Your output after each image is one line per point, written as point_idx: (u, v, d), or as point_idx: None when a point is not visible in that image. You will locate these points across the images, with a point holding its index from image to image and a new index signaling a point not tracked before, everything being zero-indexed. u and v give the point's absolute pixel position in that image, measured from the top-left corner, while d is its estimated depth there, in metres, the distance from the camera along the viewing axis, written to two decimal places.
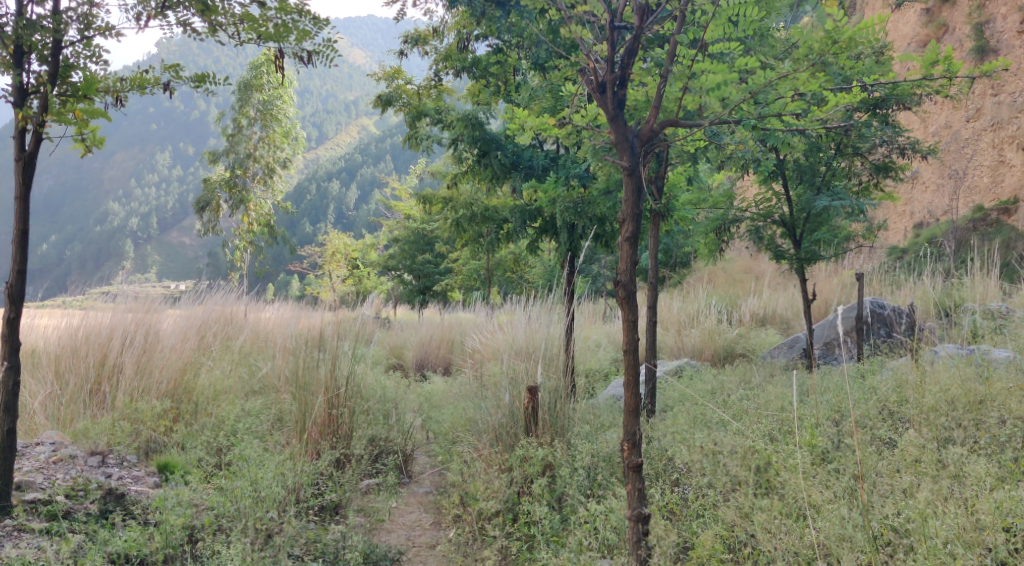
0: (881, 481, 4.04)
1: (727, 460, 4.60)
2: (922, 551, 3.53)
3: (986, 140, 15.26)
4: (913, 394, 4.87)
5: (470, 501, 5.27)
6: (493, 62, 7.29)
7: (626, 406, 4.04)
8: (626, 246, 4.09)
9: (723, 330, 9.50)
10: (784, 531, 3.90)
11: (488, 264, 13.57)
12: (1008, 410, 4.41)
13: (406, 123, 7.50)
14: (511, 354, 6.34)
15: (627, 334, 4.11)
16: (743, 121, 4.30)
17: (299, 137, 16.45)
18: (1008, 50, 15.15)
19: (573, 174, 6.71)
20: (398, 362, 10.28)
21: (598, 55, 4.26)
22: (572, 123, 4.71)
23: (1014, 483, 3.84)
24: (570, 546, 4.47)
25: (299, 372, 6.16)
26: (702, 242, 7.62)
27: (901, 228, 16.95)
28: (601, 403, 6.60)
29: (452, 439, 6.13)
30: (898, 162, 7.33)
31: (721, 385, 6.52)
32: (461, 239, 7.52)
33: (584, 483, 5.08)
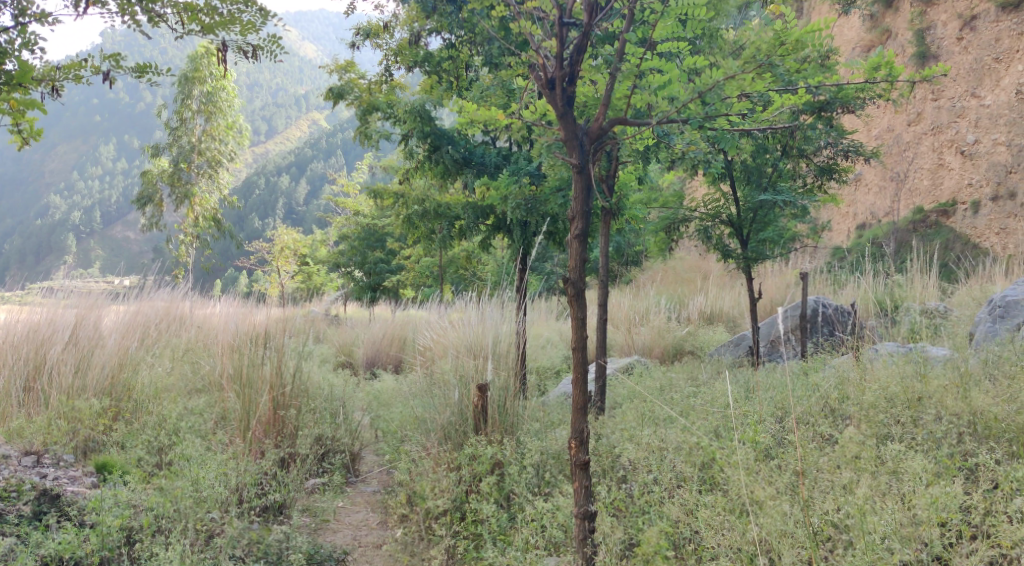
0: (822, 477, 4.08)
1: (673, 457, 4.63)
2: (860, 547, 3.55)
3: (927, 144, 15.65)
4: (854, 392, 4.96)
5: (417, 500, 5.22)
6: (444, 57, 7.21)
7: (574, 404, 4.04)
8: (575, 244, 4.09)
9: (671, 328, 9.60)
10: (727, 527, 3.92)
11: (440, 262, 13.53)
12: (945, 406, 4.46)
13: (357, 117, 7.39)
14: (460, 350, 6.31)
15: (576, 332, 4.11)
16: (691, 121, 4.28)
17: (243, 130, 16.36)
18: (947, 57, 15.59)
19: (525, 172, 6.73)
20: (348, 360, 10.16)
21: (547, 51, 4.21)
22: (522, 119, 4.68)
23: (948, 478, 3.88)
24: (516, 545, 4.43)
25: (243, 370, 6.05)
26: (652, 241, 7.74)
27: (844, 228, 17.34)
28: (551, 400, 6.60)
29: (400, 438, 6.06)
30: (842, 164, 7.47)
31: (670, 382, 6.58)
32: (413, 236, 7.44)
33: (532, 481, 5.07)
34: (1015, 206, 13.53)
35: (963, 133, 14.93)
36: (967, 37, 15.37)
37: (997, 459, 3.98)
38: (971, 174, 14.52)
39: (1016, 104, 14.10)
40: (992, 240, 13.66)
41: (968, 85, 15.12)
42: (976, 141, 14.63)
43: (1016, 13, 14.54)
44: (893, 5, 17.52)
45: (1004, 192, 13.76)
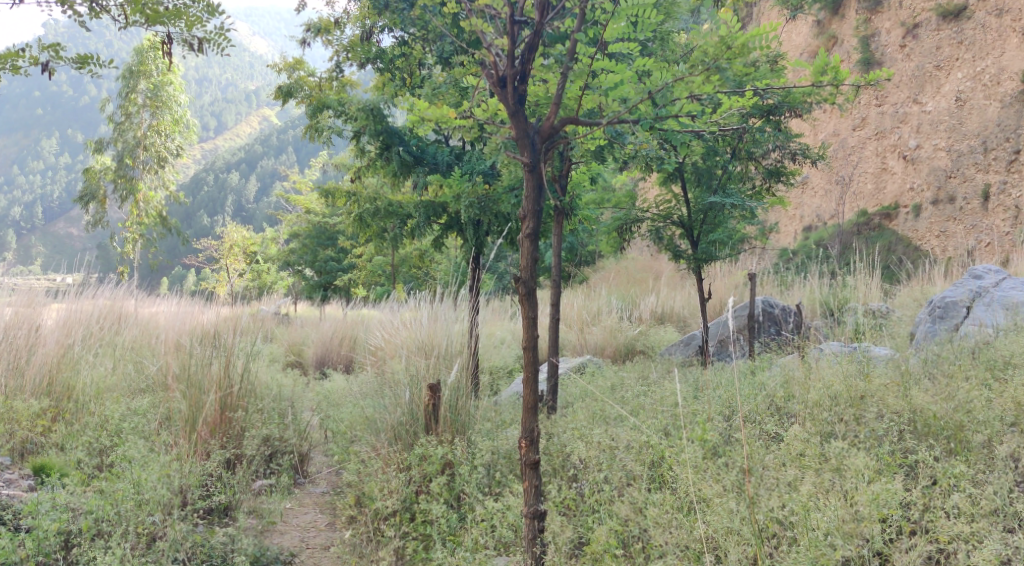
0: (767, 475, 4.12)
1: (623, 456, 4.64)
2: (804, 543, 3.58)
3: (871, 149, 16.04)
4: (799, 390, 5.05)
5: (366, 501, 5.17)
6: (397, 55, 7.13)
7: (525, 403, 4.03)
8: (527, 242, 4.07)
9: (622, 328, 9.69)
10: (674, 525, 3.93)
11: (392, 260, 13.46)
12: (887, 405, 4.53)
13: (307, 114, 7.32)
14: (413, 350, 6.26)
15: (527, 331, 4.10)
16: (641, 122, 4.28)
17: (190, 125, 16.24)
18: (891, 63, 16.00)
19: (478, 170, 6.73)
20: (297, 359, 10.04)
21: (498, 49, 4.18)
22: (473, 117, 4.65)
23: (890, 475, 3.93)
24: (465, 545, 4.41)
25: (188, 369, 5.92)
26: (604, 242, 7.79)
27: (791, 230, 17.69)
28: (503, 400, 6.60)
29: (350, 438, 6.01)
30: (789, 166, 7.62)
31: (621, 381, 6.64)
32: (365, 235, 7.37)
33: (483, 481, 5.06)
34: (954, 209, 13.91)
35: (905, 138, 15.31)
36: (909, 45, 15.78)
37: (936, 456, 4.05)
38: (913, 179, 14.89)
39: (955, 111, 14.50)
40: (932, 242, 14.05)
41: (910, 91, 15.52)
42: (917, 146, 15.01)
43: (955, 21, 14.97)
44: (839, 12, 17.92)
45: (943, 196, 14.14)
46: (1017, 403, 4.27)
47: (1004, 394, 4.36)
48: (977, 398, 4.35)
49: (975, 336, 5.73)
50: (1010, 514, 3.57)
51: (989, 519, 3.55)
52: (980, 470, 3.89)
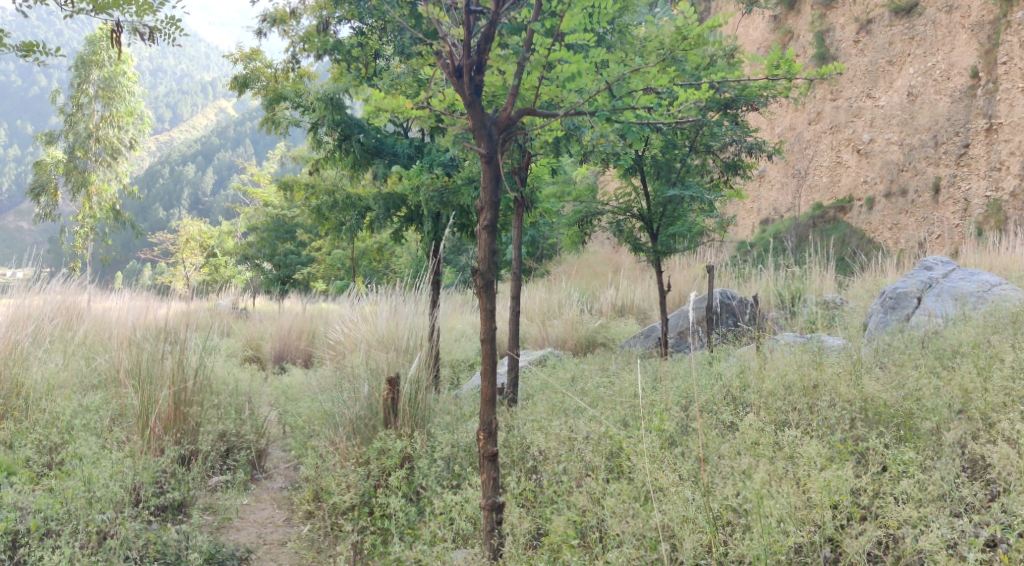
0: (723, 463, 4.15)
1: (581, 447, 4.65)
2: (757, 531, 3.61)
3: (826, 143, 16.30)
4: (754, 380, 5.12)
5: (324, 496, 5.12)
6: (354, 45, 7.05)
7: (483, 396, 4.02)
8: (483, 235, 4.05)
9: (583, 320, 9.73)
10: (631, 514, 3.94)
11: (351, 254, 13.37)
12: (839, 393, 4.60)
13: (264, 106, 7.22)
14: (372, 344, 6.23)
15: (484, 323, 4.08)
16: (598, 113, 4.26)
17: (144, 116, 15.96)
18: (845, 59, 16.28)
19: (437, 163, 6.69)
20: (255, 354, 9.91)
21: (454, 40, 4.15)
22: (430, 108, 4.61)
23: (841, 463, 3.97)
24: (423, 539, 4.38)
25: (142, 364, 5.80)
26: (565, 235, 7.79)
27: (749, 223, 17.92)
28: (464, 393, 6.58)
29: (308, 433, 5.96)
30: (746, 160, 7.71)
31: (582, 373, 6.67)
32: (324, 228, 7.30)
33: (442, 474, 5.03)
34: (906, 202, 14.18)
35: (859, 132, 15.59)
36: (863, 40, 16.05)
37: (886, 443, 4.10)
38: (866, 172, 15.17)
39: (907, 105, 14.78)
40: (884, 235, 14.33)
41: (864, 86, 15.79)
42: (871, 140, 15.29)
43: (907, 18, 15.25)
44: (795, 7, 18.16)
45: (896, 189, 14.42)
46: (965, 391, 4.34)
47: (952, 381, 4.43)
48: (927, 386, 4.42)
49: (925, 326, 5.86)
50: (957, 499, 3.61)
51: (936, 503, 3.59)
52: (928, 456, 3.94)
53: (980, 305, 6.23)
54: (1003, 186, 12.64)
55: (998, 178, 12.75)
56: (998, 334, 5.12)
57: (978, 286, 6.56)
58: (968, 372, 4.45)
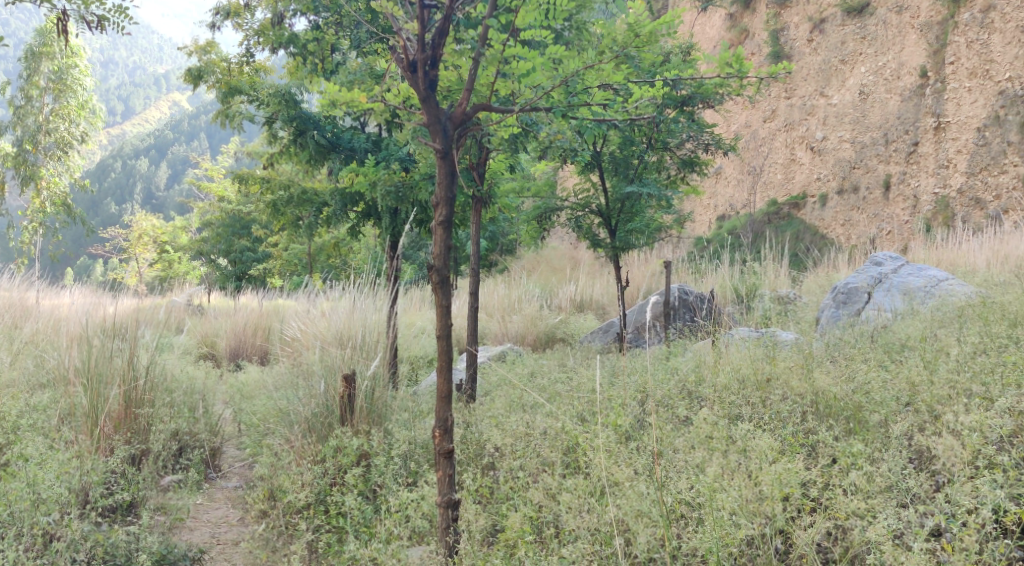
0: (677, 457, 4.17)
1: (538, 443, 4.66)
2: (709, 524, 3.63)
3: (780, 140, 16.58)
4: (709, 374, 5.19)
5: (279, 494, 5.05)
6: (310, 39, 6.87)
7: (438, 393, 3.98)
8: (439, 231, 4.00)
9: (543, 316, 9.77)
10: (586, 509, 3.96)
11: (309, 250, 13.25)
12: (791, 387, 4.67)
13: (218, 99, 7.13)
14: (328, 340, 6.17)
15: (440, 320, 4.04)
16: (554, 111, 4.23)
17: (96, 110, 15.63)
18: (799, 57, 16.56)
19: (394, 158, 6.61)
20: (210, 352, 9.77)
21: (408, 33, 4.10)
22: (384, 103, 4.54)
23: (792, 456, 4.02)
24: (378, 537, 4.34)
25: (91, 362, 5.66)
26: (524, 230, 7.81)
27: (706, 219, 18.15)
28: (421, 390, 6.55)
29: (263, 431, 5.89)
30: (702, 157, 7.77)
31: (541, 368, 6.71)
32: (279, 223, 7.21)
33: (399, 472, 4.99)
34: (858, 199, 14.46)
35: (812, 130, 15.85)
36: (816, 39, 16.32)
37: (835, 436, 4.16)
38: (819, 169, 15.45)
39: (859, 104, 15.05)
40: (837, 231, 14.60)
41: (817, 84, 16.06)
42: (824, 138, 15.57)
43: (858, 17, 15.52)
44: (750, 6, 18.40)
45: (848, 186, 14.71)
46: (912, 385, 4.42)
47: (900, 375, 4.51)
48: (876, 379, 4.50)
49: (874, 321, 5.98)
50: (903, 490, 3.66)
51: (883, 495, 3.64)
52: (876, 448, 4.00)
53: (927, 299, 6.38)
54: (950, 184, 12.90)
55: (946, 176, 13.00)
56: (945, 328, 5.24)
57: (926, 281, 6.71)
58: (915, 366, 4.54)
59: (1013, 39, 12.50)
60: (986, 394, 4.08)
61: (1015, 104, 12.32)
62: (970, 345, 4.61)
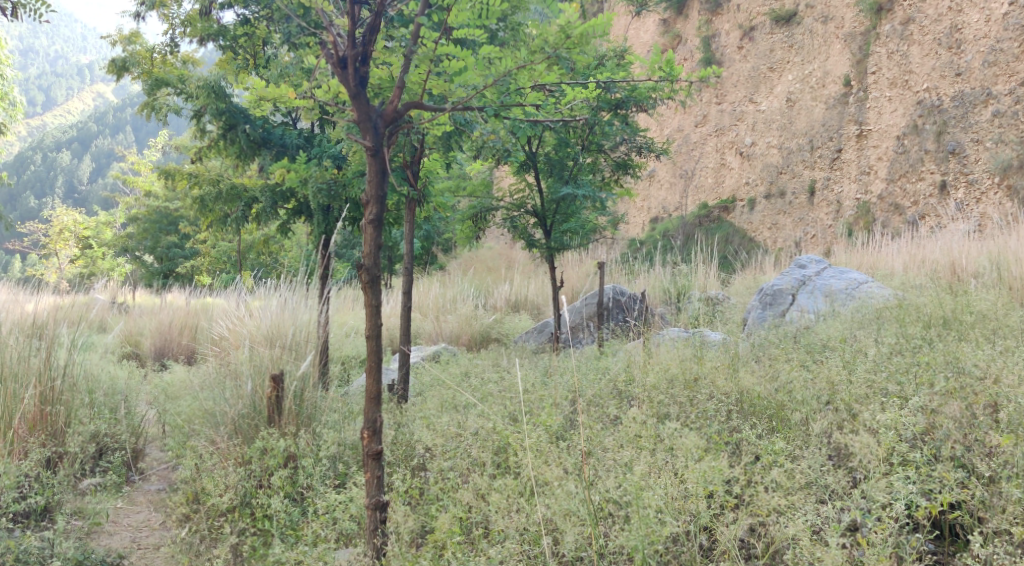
0: (606, 456, 4.21)
1: (469, 444, 4.64)
2: (636, 522, 3.66)
3: (711, 144, 16.97)
4: (639, 374, 5.26)
5: (203, 497, 4.93)
6: (239, 33, 6.76)
7: (367, 393, 3.94)
8: (369, 229, 3.94)
9: (478, 316, 9.77)
10: (515, 509, 3.96)
11: (239, 247, 13.02)
12: (717, 387, 4.77)
13: (144, 91, 6.96)
14: (258, 340, 6.06)
15: (369, 320, 3.98)
16: (486, 110, 4.22)
17: (16, 100, 15.08)
18: (729, 64, 17.00)
19: (326, 155, 6.43)
20: (134, 350, 9.50)
21: (338, 29, 4.04)
22: (314, 98, 4.45)
23: (717, 454, 4.10)
24: (305, 540, 4.26)
25: (5, 362, 5.42)
26: (459, 230, 7.80)
27: (639, 221, 18.45)
28: (353, 391, 6.47)
29: (188, 432, 5.73)
30: (636, 160, 7.87)
31: (474, 368, 6.72)
32: (207, 219, 7.04)
33: (328, 473, 4.92)
34: (785, 204, 14.87)
35: (742, 135, 16.24)
36: (746, 47, 16.76)
37: (758, 434, 4.25)
38: (748, 174, 15.85)
39: (786, 110, 15.46)
40: (764, 234, 15.01)
41: (746, 91, 16.48)
42: (752, 143, 15.95)
43: (786, 26, 15.95)
44: (683, 12, 18.78)
45: (775, 191, 15.11)
46: (832, 384, 4.54)
47: (820, 375, 4.63)
48: (798, 379, 4.62)
49: (798, 322, 6.14)
50: (822, 486, 3.76)
51: (803, 491, 3.73)
52: (797, 446, 4.10)
53: (848, 301, 6.59)
54: (871, 190, 13.31)
55: (867, 182, 13.43)
56: (864, 329, 5.41)
57: (847, 284, 6.93)
58: (835, 366, 4.67)
59: (930, 51, 12.93)
60: (900, 393, 4.22)
61: (931, 114, 12.69)
62: (887, 346, 4.78)
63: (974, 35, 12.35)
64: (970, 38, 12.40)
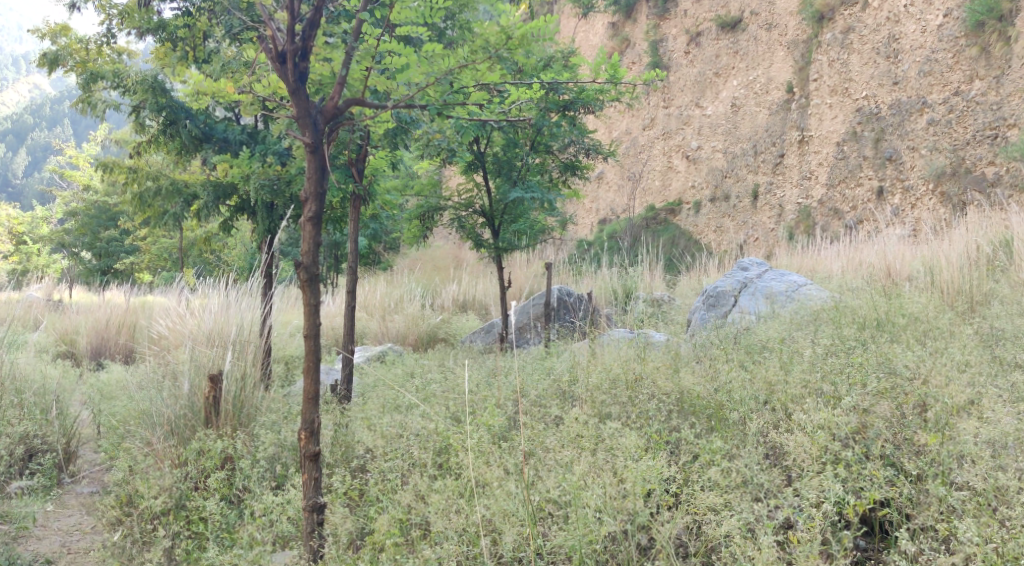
0: (547, 456, 4.22)
1: (410, 444, 4.62)
2: (575, 522, 3.66)
3: (658, 148, 17.19)
4: (583, 374, 5.29)
5: (136, 499, 4.79)
6: (179, 26, 6.61)
7: (305, 394, 3.89)
8: (308, 227, 3.88)
9: (425, 316, 9.71)
10: (454, 510, 3.93)
11: (180, 244, 12.76)
12: (658, 387, 4.81)
13: (79, 85, 6.77)
14: (199, 340, 5.92)
15: (308, 319, 3.92)
16: (429, 108, 4.18)
17: None
18: (676, 68, 17.25)
19: (271, 151, 6.39)
20: (69, 349, 9.19)
21: (277, 24, 3.97)
22: (252, 93, 4.37)
23: (657, 453, 4.14)
24: (241, 543, 4.17)
25: None
26: (406, 229, 7.75)
27: (588, 222, 18.60)
28: (295, 391, 6.37)
29: (122, 433, 5.58)
30: (583, 160, 7.94)
31: (419, 368, 6.66)
32: (145, 215, 6.88)
33: (266, 475, 4.83)
34: (729, 207, 15.12)
35: (688, 139, 16.48)
36: (693, 52, 17.03)
37: (696, 433, 4.29)
38: (694, 177, 16.09)
39: (730, 115, 15.72)
40: (709, 237, 15.25)
41: (693, 95, 16.75)
42: (698, 147, 16.20)
43: (731, 33, 16.26)
44: (632, 16, 19.01)
45: (720, 194, 15.38)
46: (769, 384, 4.62)
47: (758, 375, 4.70)
48: (737, 379, 4.68)
49: (739, 323, 6.24)
50: (757, 485, 3.80)
51: (739, 490, 3.77)
52: (734, 445, 4.15)
53: (789, 302, 6.71)
54: (812, 195, 13.61)
55: (808, 187, 13.73)
56: (801, 330, 5.51)
57: (786, 286, 7.06)
58: (772, 367, 4.75)
59: (870, 60, 13.29)
60: (834, 393, 4.31)
61: (870, 121, 13.03)
62: (822, 346, 4.88)
63: (911, 45, 12.70)
64: (906, 48, 12.76)
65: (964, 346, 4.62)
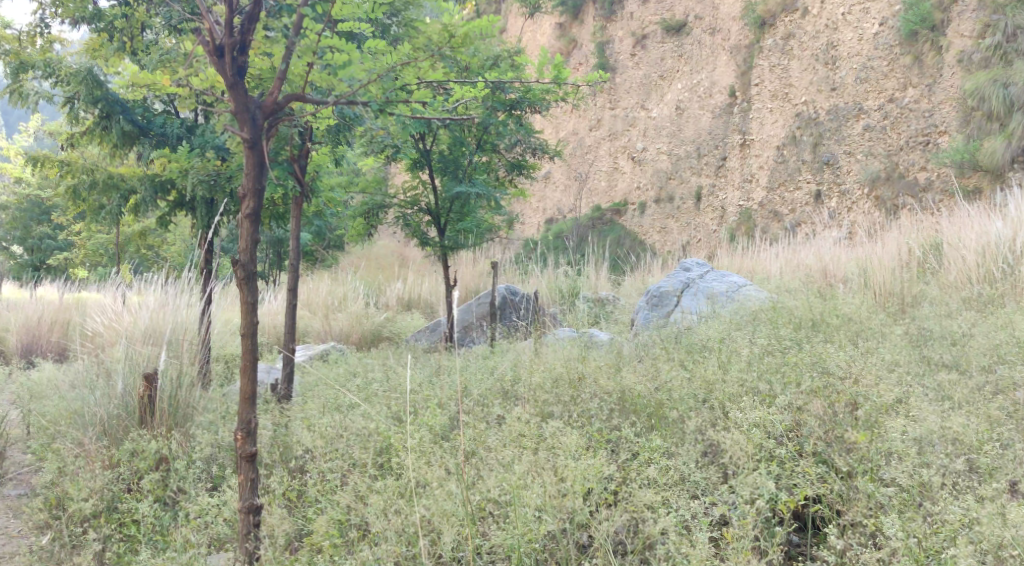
0: (487, 456, 4.22)
1: (351, 444, 4.57)
2: (514, 522, 3.66)
3: (604, 148, 17.40)
4: (525, 374, 5.31)
5: (66, 501, 4.66)
6: (115, 16, 6.43)
7: (241, 394, 3.82)
8: (245, 224, 3.81)
9: (370, 314, 9.64)
10: (394, 511, 3.90)
11: (118, 239, 12.48)
12: (600, 387, 4.84)
13: (9, 75, 6.55)
14: (134, 338, 5.78)
15: (245, 318, 3.85)
16: (370, 105, 4.13)
17: None
18: (622, 70, 17.44)
19: (210, 146, 6.25)
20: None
21: (215, 16, 3.88)
22: (189, 87, 4.27)
23: (596, 452, 4.17)
24: (175, 546, 4.08)
25: None
26: (350, 226, 7.68)
27: (535, 221, 18.75)
28: (233, 390, 6.25)
29: (53, 433, 5.42)
30: (529, 160, 7.96)
31: (362, 367, 6.60)
32: (79, 210, 6.69)
33: (202, 476, 4.73)
34: (673, 208, 15.43)
35: (633, 140, 16.68)
36: (638, 54, 17.21)
37: (636, 432, 4.34)
38: (639, 178, 16.31)
39: (675, 118, 15.93)
40: (654, 237, 15.57)
41: (638, 97, 16.99)
42: (643, 149, 16.42)
43: (676, 36, 16.50)
44: (579, 17, 19.15)
45: (664, 196, 15.64)
46: (708, 383, 4.69)
47: (697, 375, 4.77)
48: (677, 378, 4.73)
49: (681, 322, 6.32)
50: (694, 483, 3.86)
51: (677, 487, 3.83)
52: (673, 443, 4.21)
53: (729, 302, 6.83)
54: (753, 198, 13.89)
55: (749, 190, 14.02)
56: (740, 330, 5.60)
57: (727, 286, 7.18)
58: (710, 366, 4.82)
59: (809, 66, 13.59)
60: (769, 392, 4.40)
61: (809, 126, 13.33)
62: (760, 346, 4.97)
63: (848, 53, 13.02)
64: (844, 55, 13.08)
65: (894, 346, 4.76)
